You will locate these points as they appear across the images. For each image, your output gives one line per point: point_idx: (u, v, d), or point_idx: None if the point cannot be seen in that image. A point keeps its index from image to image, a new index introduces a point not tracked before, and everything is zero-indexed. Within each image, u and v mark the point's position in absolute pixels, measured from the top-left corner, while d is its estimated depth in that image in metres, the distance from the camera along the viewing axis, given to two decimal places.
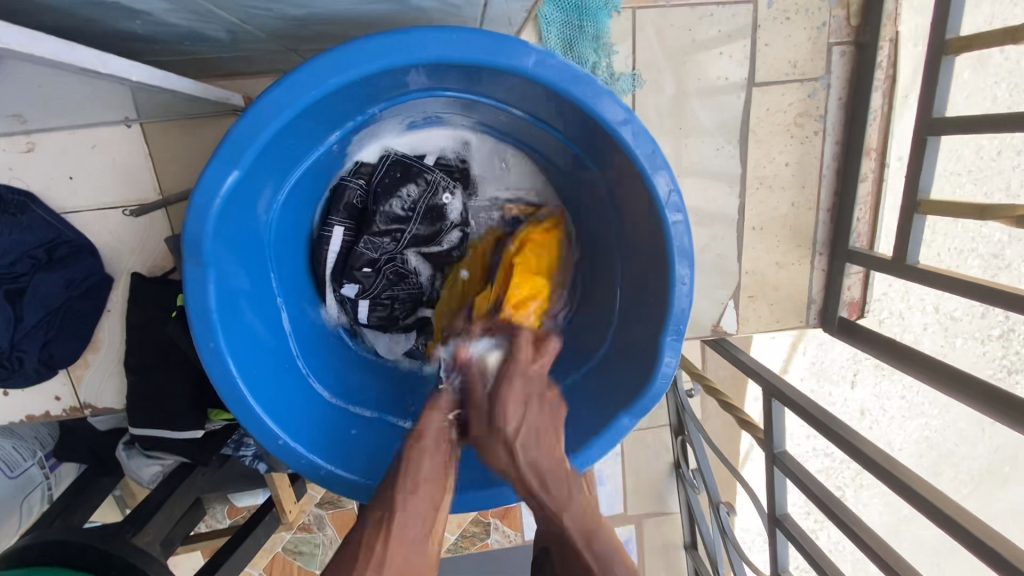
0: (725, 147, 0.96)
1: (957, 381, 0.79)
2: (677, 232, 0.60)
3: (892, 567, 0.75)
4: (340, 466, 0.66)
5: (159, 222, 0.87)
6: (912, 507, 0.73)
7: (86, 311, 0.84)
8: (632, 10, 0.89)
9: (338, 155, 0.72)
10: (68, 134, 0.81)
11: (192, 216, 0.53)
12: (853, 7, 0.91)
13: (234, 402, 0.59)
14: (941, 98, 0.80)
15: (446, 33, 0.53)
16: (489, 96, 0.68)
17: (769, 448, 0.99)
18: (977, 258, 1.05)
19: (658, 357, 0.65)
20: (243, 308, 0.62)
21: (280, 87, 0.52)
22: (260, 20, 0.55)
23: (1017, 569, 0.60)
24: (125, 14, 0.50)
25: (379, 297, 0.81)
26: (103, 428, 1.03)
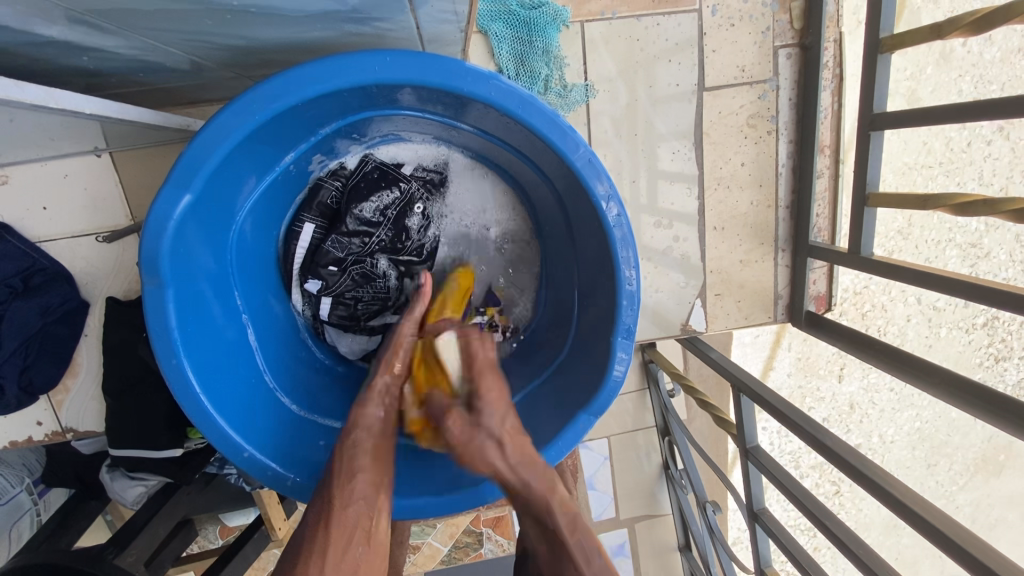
0: (681, 151, 0.99)
1: (922, 371, 0.80)
2: (620, 234, 0.63)
3: (869, 567, 0.75)
4: (306, 476, 0.67)
5: (132, 246, 0.90)
6: (882, 504, 0.73)
7: (63, 337, 0.87)
8: (580, 24, 0.93)
9: (299, 172, 0.76)
10: (39, 165, 0.84)
11: (147, 236, 0.56)
12: (795, 11, 0.94)
13: (198, 417, 0.61)
14: (880, 94, 0.83)
15: (386, 58, 0.55)
16: (440, 113, 0.71)
17: (741, 443, 1.00)
18: (955, 248, 1.15)
19: (611, 357, 0.67)
20: (209, 323, 0.65)
21: (229, 111, 0.55)
22: (203, 51, 0.58)
23: (988, 567, 0.60)
24: (72, 51, 0.53)
25: (343, 296, 0.81)
26: (86, 452, 1.02)
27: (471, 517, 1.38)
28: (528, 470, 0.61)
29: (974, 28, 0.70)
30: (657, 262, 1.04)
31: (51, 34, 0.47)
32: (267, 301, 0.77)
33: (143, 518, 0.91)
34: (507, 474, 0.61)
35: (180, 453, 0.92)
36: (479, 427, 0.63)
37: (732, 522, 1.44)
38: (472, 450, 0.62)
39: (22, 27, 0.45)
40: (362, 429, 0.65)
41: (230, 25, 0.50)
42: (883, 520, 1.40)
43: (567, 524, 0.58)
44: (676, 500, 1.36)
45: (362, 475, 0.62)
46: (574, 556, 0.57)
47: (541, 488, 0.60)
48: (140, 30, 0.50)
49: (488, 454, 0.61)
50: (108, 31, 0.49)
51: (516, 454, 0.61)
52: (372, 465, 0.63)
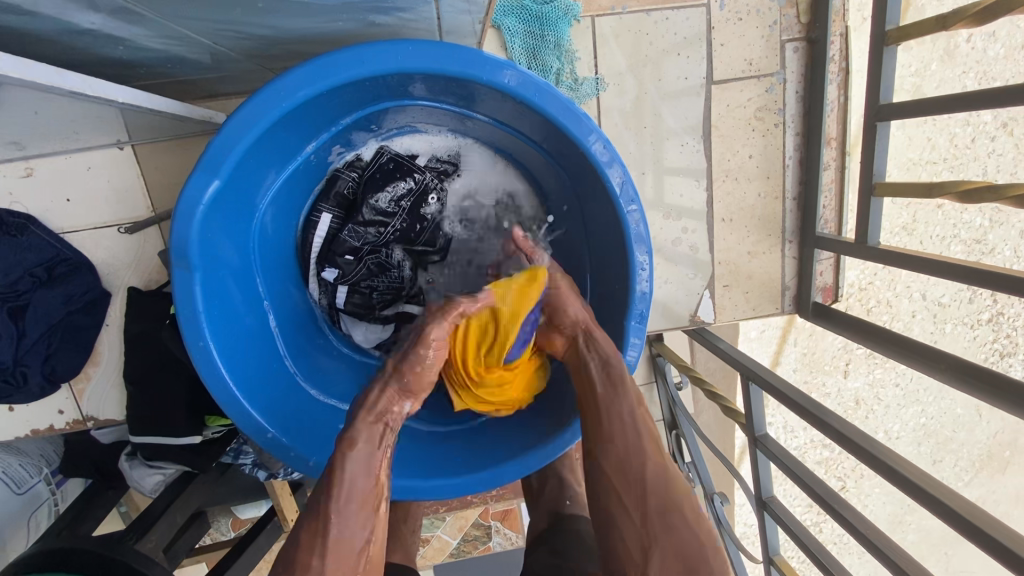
0: (689, 144, 1.01)
1: (931, 359, 0.81)
2: (633, 220, 0.65)
3: (902, 567, 0.73)
4: (327, 458, 0.69)
5: (153, 238, 0.92)
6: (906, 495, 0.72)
7: (85, 325, 0.88)
8: (590, 18, 0.95)
9: (319, 162, 0.78)
10: (64, 157, 0.86)
11: (177, 222, 0.58)
12: (802, 6, 0.96)
13: (224, 398, 0.63)
14: (887, 85, 0.84)
15: (407, 47, 0.57)
16: (457, 104, 0.73)
17: (751, 432, 1.01)
18: (960, 243, 1.16)
19: (625, 342, 0.68)
20: (233, 308, 0.66)
21: (255, 100, 0.57)
22: (231, 42, 0.60)
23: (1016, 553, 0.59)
24: (106, 40, 0.55)
25: (358, 285, 0.84)
26: (106, 441, 1.06)
27: (480, 510, 1.40)
28: (596, 325, 0.71)
29: (976, 20, 0.72)
30: (666, 254, 1.06)
31: (88, 22, 0.49)
32: (286, 289, 0.79)
33: (161, 505, 0.93)
34: (584, 333, 0.69)
35: (199, 441, 0.93)
36: (561, 306, 0.72)
37: (740, 516, 1.45)
38: (561, 305, 0.72)
39: (62, 15, 0.47)
40: (361, 436, 0.59)
41: (261, 14, 0.52)
42: (889, 516, 1.40)
43: (623, 371, 0.65)
44: (683, 493, 1.37)
45: (355, 490, 0.56)
46: (629, 393, 0.64)
47: (601, 337, 0.69)
48: (173, 18, 0.51)
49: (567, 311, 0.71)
50: (142, 21, 0.51)
51: (583, 312, 0.71)
52: (368, 462, 0.58)
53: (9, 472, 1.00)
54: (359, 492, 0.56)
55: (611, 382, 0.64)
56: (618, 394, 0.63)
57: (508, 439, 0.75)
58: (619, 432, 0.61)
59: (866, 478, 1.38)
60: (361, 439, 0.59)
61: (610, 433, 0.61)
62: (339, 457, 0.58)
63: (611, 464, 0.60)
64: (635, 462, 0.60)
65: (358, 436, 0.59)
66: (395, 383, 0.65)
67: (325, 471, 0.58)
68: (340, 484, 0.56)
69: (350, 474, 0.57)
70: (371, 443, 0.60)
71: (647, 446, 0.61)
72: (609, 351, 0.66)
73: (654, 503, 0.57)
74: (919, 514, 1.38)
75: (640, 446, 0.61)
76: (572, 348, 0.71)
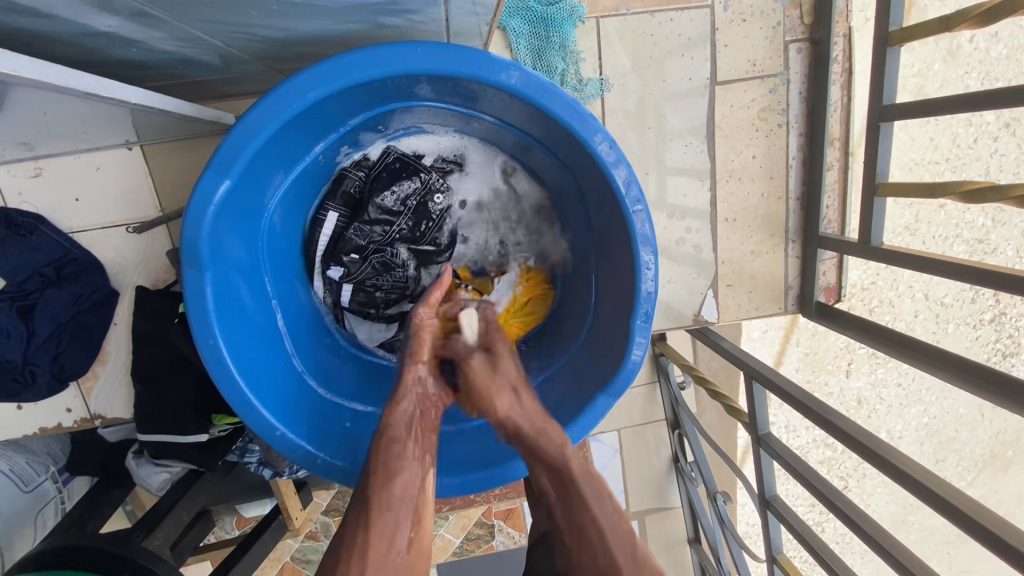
0: (693, 144, 1.01)
1: (933, 358, 0.81)
2: (639, 220, 0.65)
3: (904, 565, 0.74)
4: (334, 455, 0.70)
5: (160, 237, 0.93)
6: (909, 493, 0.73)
7: (94, 324, 0.89)
8: (595, 19, 0.95)
9: (326, 162, 0.78)
10: (73, 157, 0.87)
11: (188, 221, 0.58)
12: (806, 7, 0.97)
13: (233, 396, 0.64)
14: (890, 87, 0.85)
15: (416, 48, 0.58)
16: (463, 105, 0.74)
17: (754, 430, 1.02)
18: (962, 243, 1.17)
19: (630, 341, 0.69)
20: (242, 306, 0.67)
21: (266, 101, 0.57)
22: (242, 43, 0.61)
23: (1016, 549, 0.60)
24: (119, 43, 0.55)
25: (363, 283, 0.84)
26: (111, 440, 1.06)
27: (484, 509, 1.40)
28: (544, 422, 0.68)
29: (979, 21, 0.72)
30: (670, 255, 1.06)
31: (103, 25, 0.50)
32: (292, 287, 0.80)
33: (168, 504, 0.93)
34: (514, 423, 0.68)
35: (205, 439, 0.94)
36: (492, 395, 0.70)
37: (742, 516, 1.46)
38: (491, 395, 0.70)
39: (79, 18, 0.48)
40: (398, 428, 0.65)
41: (274, 16, 0.52)
42: (891, 515, 1.41)
43: (581, 467, 0.65)
44: (685, 492, 1.38)
45: (397, 475, 0.62)
46: (596, 491, 0.63)
47: (556, 439, 0.67)
48: (187, 21, 0.52)
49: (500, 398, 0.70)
50: (157, 23, 0.52)
51: (526, 404, 0.70)
52: (409, 459, 0.63)
53: (16, 470, 1.01)
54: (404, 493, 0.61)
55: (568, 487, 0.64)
56: (580, 506, 0.63)
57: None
58: (587, 549, 0.60)
59: (868, 478, 1.39)
60: (398, 431, 0.65)
61: (587, 546, 0.60)
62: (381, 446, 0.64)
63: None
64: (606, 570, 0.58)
65: (396, 431, 0.65)
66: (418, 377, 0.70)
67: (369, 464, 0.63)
68: (383, 475, 0.62)
69: (392, 467, 0.62)
70: (410, 435, 0.65)
71: (621, 559, 0.58)
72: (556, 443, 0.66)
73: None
74: (921, 513, 1.39)
75: (612, 552, 0.59)
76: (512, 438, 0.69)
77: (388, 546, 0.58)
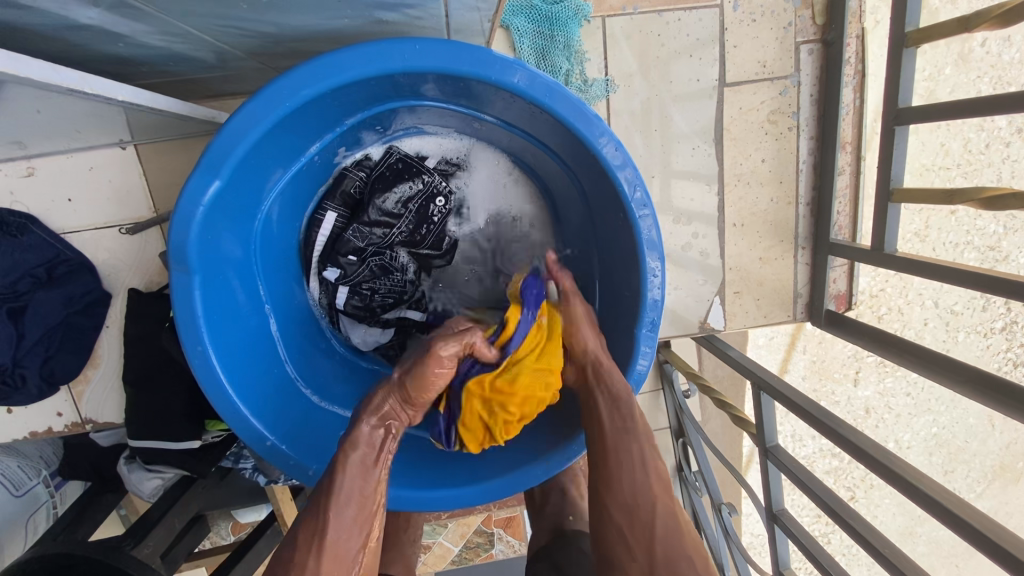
0: (701, 147, 0.99)
1: (945, 368, 0.78)
2: (646, 225, 0.63)
3: (898, 567, 0.72)
4: (328, 467, 0.67)
5: (154, 238, 0.91)
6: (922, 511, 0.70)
7: (85, 327, 0.87)
8: (601, 18, 0.93)
9: (324, 163, 0.76)
10: (66, 157, 0.85)
11: (176, 224, 0.56)
12: (817, 7, 0.94)
13: (223, 405, 0.61)
14: (904, 89, 0.82)
15: (414, 45, 0.55)
16: (465, 105, 0.72)
17: (761, 442, 0.99)
18: (975, 251, 1.13)
19: (635, 350, 0.66)
20: (235, 309, 0.65)
21: (257, 99, 0.55)
22: (236, 39, 0.59)
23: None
24: (107, 37, 0.54)
25: (360, 286, 0.82)
26: (105, 444, 1.01)
27: (483, 518, 1.35)
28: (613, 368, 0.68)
29: (1001, 21, 0.69)
30: (675, 260, 1.04)
31: (86, 17, 0.48)
32: (288, 290, 0.78)
33: (157, 513, 0.90)
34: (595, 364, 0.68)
35: (198, 445, 0.91)
36: (572, 335, 0.71)
37: (746, 527, 1.43)
38: (575, 333, 0.71)
39: (62, 10, 0.46)
40: (358, 452, 0.60)
41: (266, 10, 0.50)
42: (899, 527, 1.37)
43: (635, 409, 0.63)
44: (689, 502, 1.34)
45: (354, 496, 0.58)
46: (642, 436, 0.62)
47: (619, 378, 0.66)
48: (175, 14, 0.50)
49: (580, 342, 0.70)
50: (144, 17, 0.50)
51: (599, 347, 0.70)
52: (370, 465, 0.60)
53: (7, 474, 0.98)
54: (353, 533, 0.57)
55: (621, 421, 0.63)
56: (629, 433, 0.62)
57: (535, 443, 0.73)
58: (627, 477, 0.60)
59: (876, 489, 1.35)
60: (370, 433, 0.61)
61: (619, 475, 0.60)
62: (341, 467, 0.58)
63: (619, 506, 0.59)
64: (644, 505, 0.59)
65: (360, 453, 0.60)
66: (396, 395, 0.64)
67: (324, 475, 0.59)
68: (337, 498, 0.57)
69: (343, 495, 0.57)
70: (374, 458, 0.61)
71: (656, 494, 0.59)
72: (625, 391, 0.64)
73: (661, 548, 0.56)
74: (929, 526, 1.35)
75: (649, 488, 0.59)
76: (582, 377, 0.69)
77: (342, 559, 0.56)
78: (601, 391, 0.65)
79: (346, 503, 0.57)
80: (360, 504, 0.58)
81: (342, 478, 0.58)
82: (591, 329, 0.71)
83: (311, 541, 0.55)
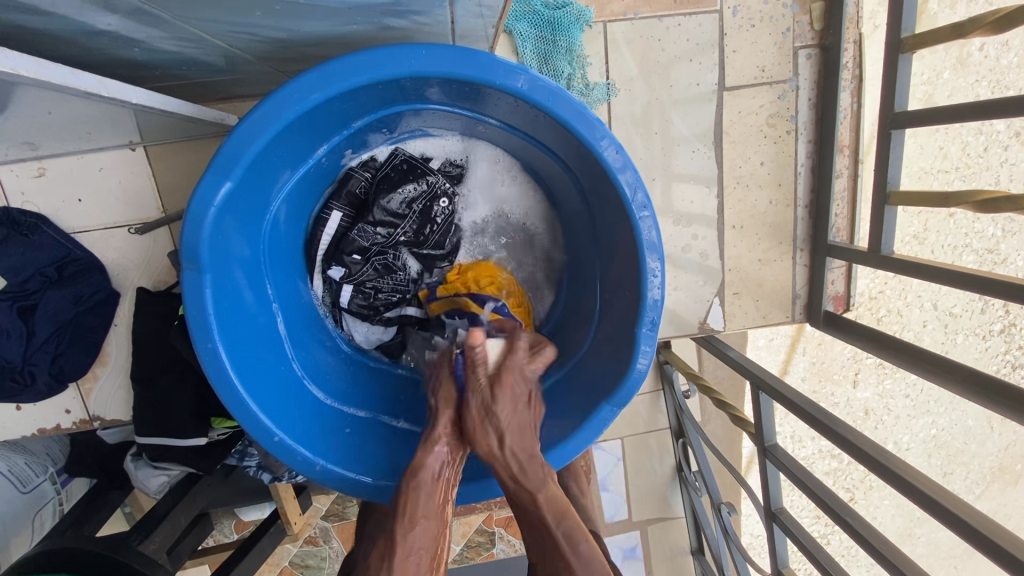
0: (701, 150, 1.00)
1: (943, 368, 0.80)
2: (646, 227, 0.64)
3: (898, 567, 0.73)
4: (334, 462, 0.69)
5: (162, 238, 0.92)
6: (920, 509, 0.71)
7: (94, 325, 0.89)
8: (602, 23, 0.95)
9: (330, 165, 0.77)
10: (76, 158, 0.87)
11: (188, 223, 0.58)
12: (816, 13, 0.96)
13: (232, 401, 0.63)
14: (901, 94, 0.84)
15: (420, 51, 0.57)
16: (469, 109, 0.73)
17: (760, 441, 1.00)
18: (972, 253, 1.15)
19: (635, 349, 0.67)
20: (244, 307, 0.67)
21: (268, 102, 0.57)
22: (247, 44, 0.61)
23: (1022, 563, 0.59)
24: (121, 42, 0.55)
25: (364, 284, 0.83)
26: (112, 442, 1.03)
27: (485, 516, 1.38)
28: (529, 465, 0.60)
29: (995, 28, 0.71)
30: (675, 261, 1.05)
31: (103, 23, 0.49)
32: (294, 289, 0.79)
33: (166, 506, 0.91)
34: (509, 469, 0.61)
35: (204, 443, 0.92)
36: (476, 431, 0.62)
37: (746, 527, 1.44)
38: (475, 435, 0.62)
39: (79, 16, 0.47)
40: (424, 475, 0.61)
41: (278, 17, 0.52)
42: (898, 529, 1.38)
43: (556, 525, 0.58)
44: (689, 502, 1.35)
45: (425, 517, 0.59)
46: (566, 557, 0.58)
47: (535, 482, 0.60)
48: (189, 20, 0.52)
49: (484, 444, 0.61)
50: (159, 23, 0.51)
51: (516, 445, 0.61)
52: (435, 490, 0.61)
53: (15, 471, 0.99)
54: (425, 547, 0.59)
55: (550, 540, 0.58)
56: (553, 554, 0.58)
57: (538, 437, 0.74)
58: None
59: (875, 490, 1.36)
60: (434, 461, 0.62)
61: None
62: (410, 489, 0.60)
63: None
64: None
65: (424, 481, 0.61)
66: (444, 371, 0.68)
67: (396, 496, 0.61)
68: (405, 521, 0.59)
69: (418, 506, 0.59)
70: (438, 485, 0.62)
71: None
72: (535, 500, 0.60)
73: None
74: (929, 527, 1.36)
75: None
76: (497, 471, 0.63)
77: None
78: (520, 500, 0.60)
79: (415, 527, 0.59)
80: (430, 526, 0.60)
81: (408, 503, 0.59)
82: (508, 399, 0.62)
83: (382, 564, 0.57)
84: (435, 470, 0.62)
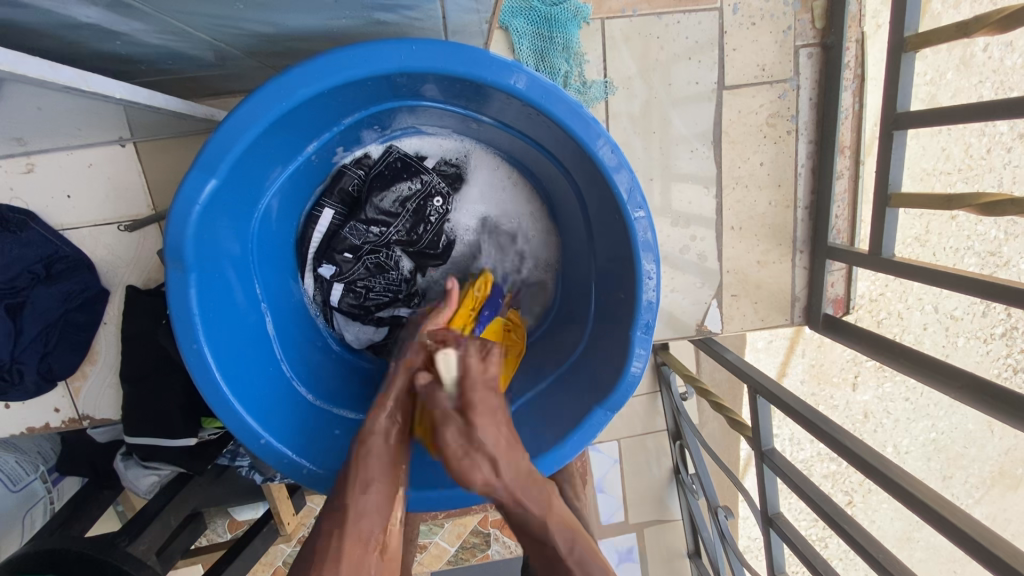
0: (699, 150, 0.99)
1: (942, 374, 0.78)
2: (641, 228, 0.63)
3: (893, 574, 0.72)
4: (322, 465, 0.67)
5: (152, 236, 0.91)
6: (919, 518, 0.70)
7: (82, 323, 0.88)
8: (600, 20, 0.93)
9: (322, 162, 0.76)
10: (65, 153, 0.86)
11: (173, 222, 0.56)
12: (817, 10, 0.94)
13: (217, 402, 0.61)
14: (904, 94, 0.82)
15: (410, 46, 0.55)
16: (462, 106, 0.72)
17: (757, 445, 0.99)
18: (974, 256, 1.13)
19: (629, 352, 0.66)
20: (231, 306, 0.66)
21: (256, 96, 0.55)
22: (235, 38, 0.59)
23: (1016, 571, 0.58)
24: (104, 35, 0.54)
25: (355, 283, 0.82)
26: (102, 441, 1.02)
27: (480, 517, 1.37)
28: (527, 487, 0.58)
29: (1000, 26, 0.69)
30: (673, 262, 1.04)
31: (84, 16, 0.48)
32: (284, 287, 0.78)
33: (156, 505, 0.90)
34: (503, 494, 0.58)
35: (194, 443, 0.92)
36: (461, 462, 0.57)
37: (743, 530, 1.43)
38: (464, 467, 0.57)
39: (58, 8, 0.46)
40: (375, 440, 0.62)
41: (263, 10, 0.51)
42: (896, 533, 1.37)
43: (563, 546, 0.58)
44: (686, 505, 1.34)
45: (376, 478, 0.60)
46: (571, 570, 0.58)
47: (537, 509, 0.58)
48: (172, 13, 0.50)
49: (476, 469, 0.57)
50: (141, 15, 0.50)
51: (513, 475, 0.58)
52: (384, 455, 0.61)
53: (4, 470, 0.98)
54: (379, 509, 0.59)
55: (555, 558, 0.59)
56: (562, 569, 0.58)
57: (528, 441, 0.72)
58: None
59: (874, 494, 1.35)
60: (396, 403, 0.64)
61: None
62: (359, 455, 0.61)
63: None
64: None
65: (375, 443, 0.62)
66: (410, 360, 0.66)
67: (349, 457, 0.62)
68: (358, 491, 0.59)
69: (370, 461, 0.60)
70: (388, 450, 0.62)
71: None
72: (542, 521, 0.58)
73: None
74: (927, 532, 1.35)
75: None
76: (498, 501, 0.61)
77: (367, 540, 0.57)
78: (525, 528, 0.59)
79: (367, 490, 0.59)
80: (381, 486, 0.60)
81: (357, 470, 0.60)
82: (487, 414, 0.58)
83: (336, 521, 0.57)
84: (385, 430, 0.62)
